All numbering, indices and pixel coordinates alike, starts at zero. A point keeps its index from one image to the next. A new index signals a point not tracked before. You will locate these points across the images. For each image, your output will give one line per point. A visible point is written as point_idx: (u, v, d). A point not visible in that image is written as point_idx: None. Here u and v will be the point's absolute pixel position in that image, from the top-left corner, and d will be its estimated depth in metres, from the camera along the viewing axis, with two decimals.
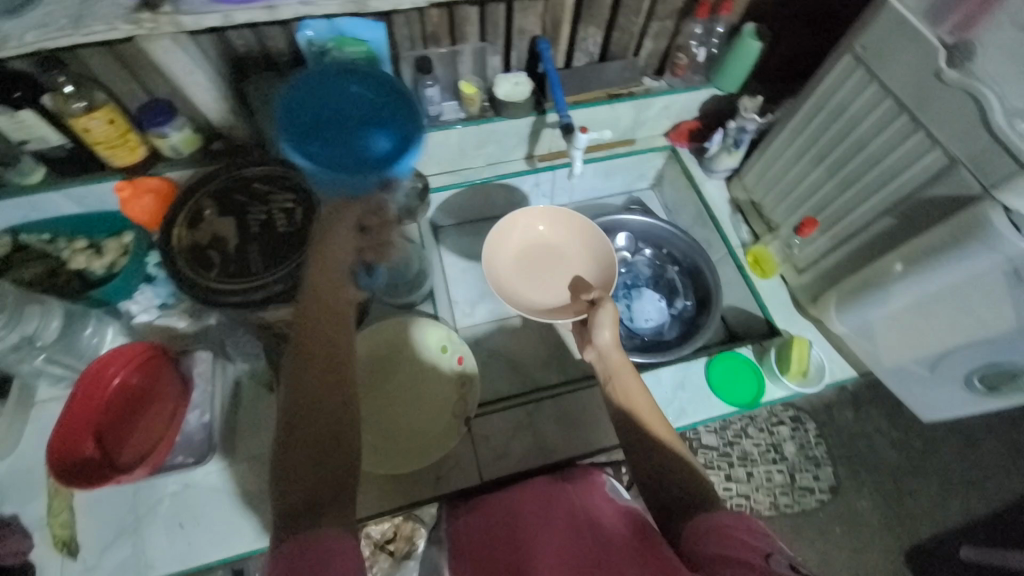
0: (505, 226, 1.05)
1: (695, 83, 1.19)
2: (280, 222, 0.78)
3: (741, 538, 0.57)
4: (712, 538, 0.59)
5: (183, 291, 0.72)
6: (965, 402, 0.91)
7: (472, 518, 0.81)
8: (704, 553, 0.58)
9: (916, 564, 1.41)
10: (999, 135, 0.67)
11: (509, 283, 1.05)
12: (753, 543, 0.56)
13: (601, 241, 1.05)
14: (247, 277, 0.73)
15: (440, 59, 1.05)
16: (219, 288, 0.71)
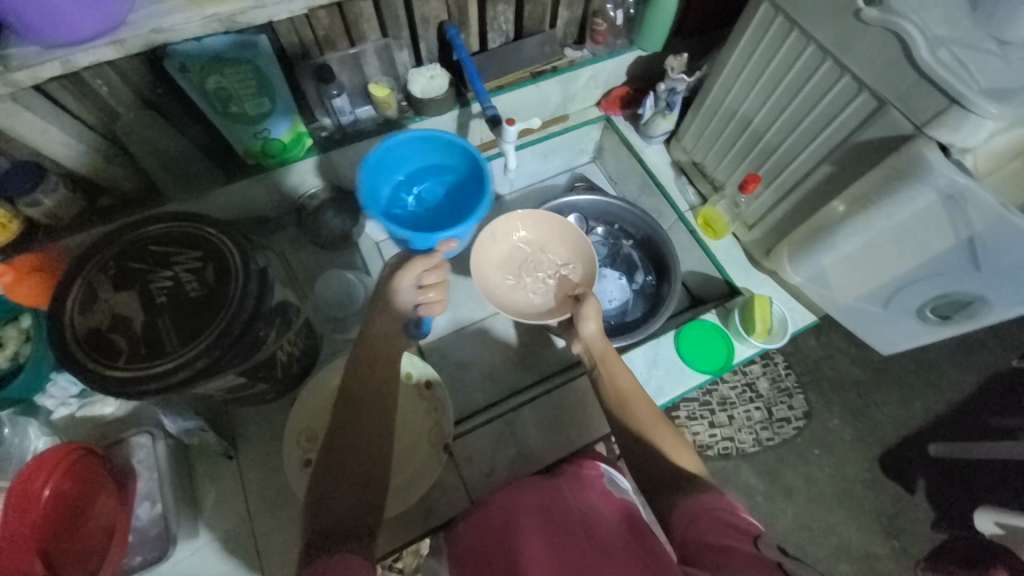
0: (485, 239, 0.99)
1: (618, 48, 1.13)
2: (190, 287, 0.69)
3: (727, 523, 0.57)
4: (699, 528, 0.57)
5: (89, 384, 0.63)
6: (920, 332, 0.93)
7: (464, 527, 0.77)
8: (692, 543, 0.57)
9: (892, 468, 1.49)
10: (924, 71, 0.66)
11: (497, 293, 0.99)
12: (740, 526, 0.56)
13: (578, 239, 1.00)
14: (161, 358, 0.64)
15: (342, 63, 0.95)
16: (132, 376, 0.63)
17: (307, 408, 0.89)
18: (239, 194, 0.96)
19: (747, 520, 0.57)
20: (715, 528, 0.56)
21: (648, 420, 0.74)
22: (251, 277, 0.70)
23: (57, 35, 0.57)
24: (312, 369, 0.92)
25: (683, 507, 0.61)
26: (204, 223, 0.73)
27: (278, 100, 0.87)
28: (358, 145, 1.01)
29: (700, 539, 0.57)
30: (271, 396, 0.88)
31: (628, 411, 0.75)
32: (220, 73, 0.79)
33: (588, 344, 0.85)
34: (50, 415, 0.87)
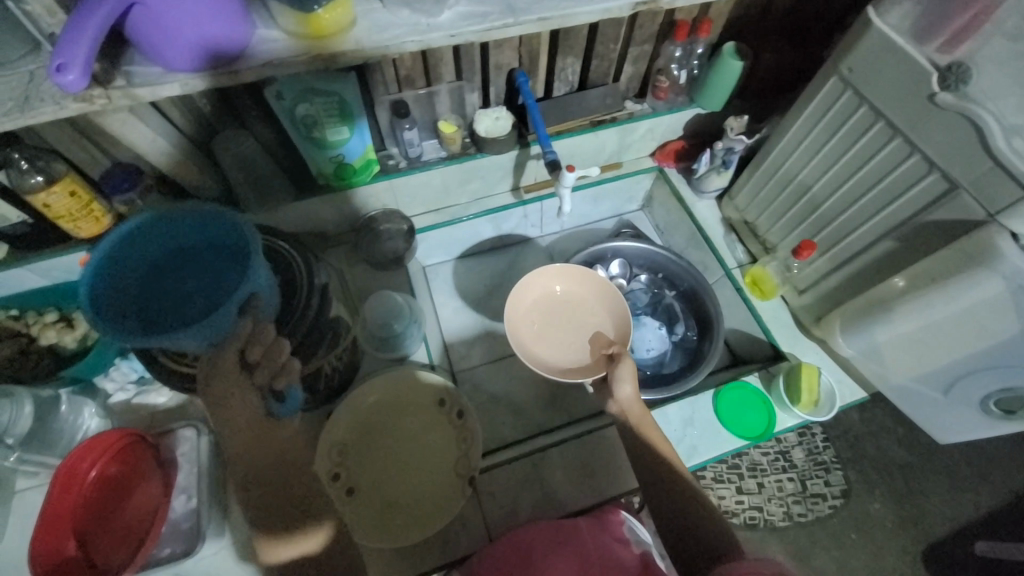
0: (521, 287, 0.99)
1: (678, 105, 1.16)
2: None
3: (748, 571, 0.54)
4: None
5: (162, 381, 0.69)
6: (983, 425, 0.88)
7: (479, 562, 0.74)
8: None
9: (937, 566, 1.36)
10: (1001, 158, 0.65)
11: (529, 346, 0.97)
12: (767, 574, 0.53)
13: (614, 299, 0.98)
14: None
15: (417, 101, 1.02)
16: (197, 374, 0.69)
17: (343, 422, 0.92)
18: (307, 211, 1.03)
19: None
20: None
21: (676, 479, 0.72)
22: (315, 291, 0.76)
23: (180, 59, 0.63)
24: (353, 384, 0.95)
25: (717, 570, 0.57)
26: (279, 239, 0.80)
27: (356, 129, 0.94)
28: (422, 175, 1.07)
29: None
30: (311, 405, 0.91)
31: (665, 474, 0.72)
32: (310, 102, 0.86)
33: (623, 408, 0.80)
34: (107, 398, 0.93)
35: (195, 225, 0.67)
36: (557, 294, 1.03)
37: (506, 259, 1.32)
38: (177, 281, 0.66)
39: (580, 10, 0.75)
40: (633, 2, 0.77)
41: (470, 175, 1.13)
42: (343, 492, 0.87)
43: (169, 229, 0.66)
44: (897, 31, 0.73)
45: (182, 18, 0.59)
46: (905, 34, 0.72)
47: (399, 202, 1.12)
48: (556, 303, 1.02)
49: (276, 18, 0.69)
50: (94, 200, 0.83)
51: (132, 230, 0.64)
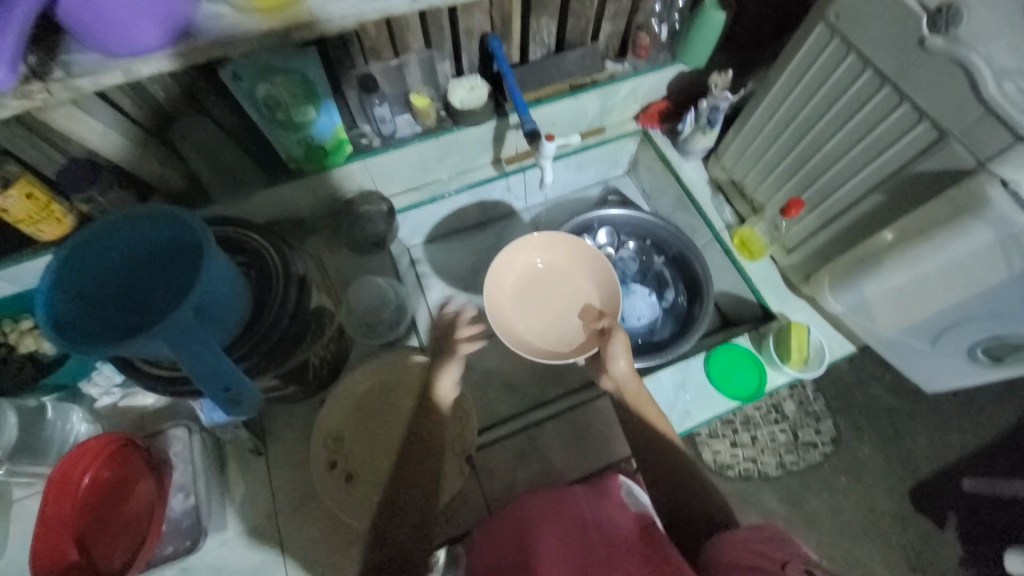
0: (502, 264, 0.97)
1: (660, 62, 1.11)
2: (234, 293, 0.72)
3: (755, 550, 0.53)
4: (732, 555, 0.54)
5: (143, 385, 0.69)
6: (969, 372, 0.89)
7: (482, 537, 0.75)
8: (721, 568, 0.54)
9: (924, 502, 1.42)
10: (991, 103, 0.63)
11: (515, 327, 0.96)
12: (771, 553, 0.51)
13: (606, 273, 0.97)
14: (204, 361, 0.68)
15: (385, 74, 0.96)
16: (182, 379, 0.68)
17: (336, 411, 0.92)
18: (281, 198, 0.99)
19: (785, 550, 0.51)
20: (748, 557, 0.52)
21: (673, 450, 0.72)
22: (292, 282, 0.74)
23: (121, 45, 0.58)
24: (343, 372, 0.94)
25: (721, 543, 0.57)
26: (250, 230, 0.77)
27: (323, 108, 0.88)
28: (398, 153, 1.03)
29: (731, 562, 0.54)
30: (302, 395, 0.90)
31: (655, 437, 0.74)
32: (270, 81, 0.81)
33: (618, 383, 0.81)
34: (93, 403, 0.92)
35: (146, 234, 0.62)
36: (540, 269, 1.01)
37: (492, 234, 1.30)
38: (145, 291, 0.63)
39: None
40: None
41: (448, 150, 1.08)
42: (342, 479, 0.88)
43: (115, 244, 0.61)
44: None
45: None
46: None
47: (376, 181, 1.08)
48: (541, 279, 1.00)
49: None
50: (52, 200, 0.79)
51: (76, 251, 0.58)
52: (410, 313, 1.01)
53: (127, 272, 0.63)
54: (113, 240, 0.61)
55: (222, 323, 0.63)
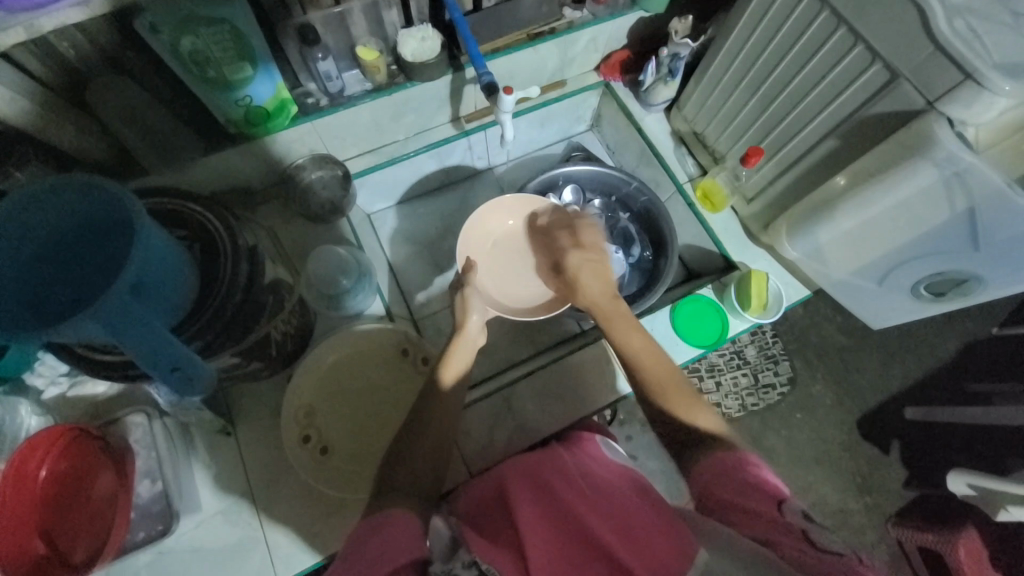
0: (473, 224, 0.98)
1: (619, 8, 1.07)
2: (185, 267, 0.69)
3: (749, 483, 0.55)
4: (719, 478, 0.58)
5: (91, 373, 0.65)
6: (912, 308, 0.95)
7: (466, 494, 0.73)
8: (710, 493, 0.57)
9: (870, 430, 1.54)
10: (941, 42, 0.63)
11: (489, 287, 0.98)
12: (764, 490, 0.54)
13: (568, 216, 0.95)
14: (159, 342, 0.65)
15: (327, 24, 0.89)
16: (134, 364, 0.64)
17: (306, 384, 0.90)
18: (224, 166, 0.93)
19: (774, 486, 0.55)
20: (738, 491, 0.55)
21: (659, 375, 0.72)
22: (240, 255, 0.69)
23: None
24: (310, 346, 0.92)
25: (704, 469, 0.60)
26: (189, 201, 0.71)
27: (259, 62, 0.81)
28: (348, 113, 0.96)
29: (721, 488, 0.57)
30: (267, 372, 0.87)
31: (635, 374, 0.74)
32: (195, 33, 0.73)
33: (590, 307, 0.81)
34: (40, 394, 0.85)
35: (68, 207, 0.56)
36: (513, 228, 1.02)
37: (455, 197, 1.26)
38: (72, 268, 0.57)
39: None
40: None
41: (402, 108, 1.03)
42: (317, 452, 0.87)
43: (35, 216, 0.54)
44: None
45: None
46: None
47: (327, 144, 1.02)
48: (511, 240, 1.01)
49: None
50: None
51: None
52: (375, 281, 0.98)
53: (52, 248, 0.56)
54: (33, 211, 0.54)
55: (164, 302, 0.58)
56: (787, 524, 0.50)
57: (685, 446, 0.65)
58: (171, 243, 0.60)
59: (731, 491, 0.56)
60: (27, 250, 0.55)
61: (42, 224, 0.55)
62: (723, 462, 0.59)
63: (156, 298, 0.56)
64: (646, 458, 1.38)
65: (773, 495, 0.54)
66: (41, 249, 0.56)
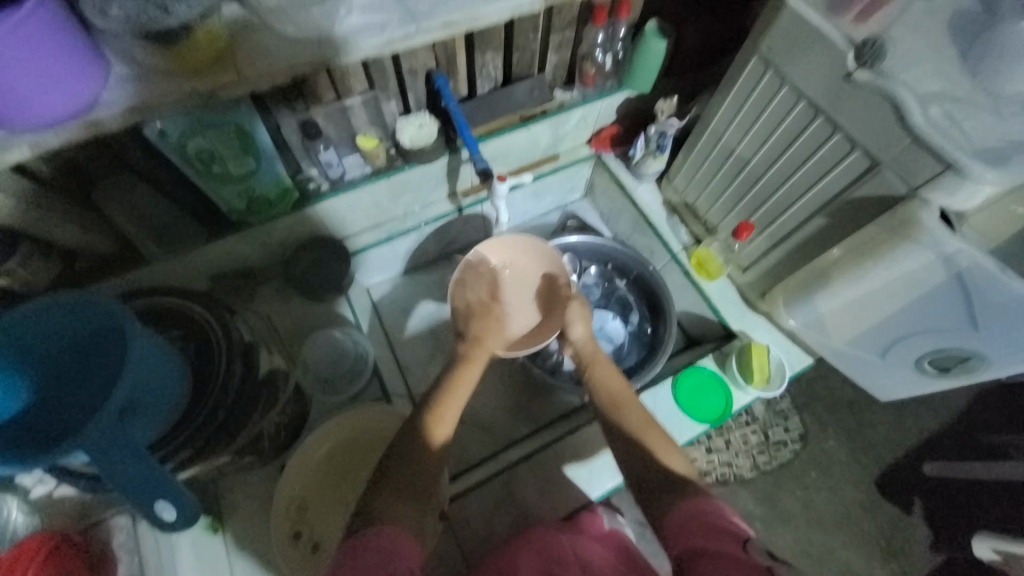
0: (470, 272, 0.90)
1: (607, 90, 1.12)
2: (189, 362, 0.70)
3: (718, 527, 0.55)
4: (682, 521, 0.58)
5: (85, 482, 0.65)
6: (918, 383, 0.92)
7: None
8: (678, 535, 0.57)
9: (888, 489, 1.47)
10: (919, 135, 0.66)
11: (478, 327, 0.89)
12: (732, 530, 0.55)
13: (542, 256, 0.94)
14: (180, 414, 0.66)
15: (328, 116, 0.93)
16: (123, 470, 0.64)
17: (298, 475, 0.87)
18: (225, 252, 0.94)
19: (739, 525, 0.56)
20: (705, 528, 0.56)
21: (639, 425, 0.72)
22: (235, 355, 0.71)
23: (25, 119, 0.54)
24: (305, 431, 0.90)
25: (672, 514, 0.60)
26: (188, 300, 0.73)
27: (263, 161, 0.84)
28: (348, 197, 0.99)
29: (691, 532, 0.56)
30: (258, 462, 0.85)
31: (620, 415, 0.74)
32: (202, 135, 0.76)
33: (578, 349, 0.85)
34: (29, 492, 0.78)
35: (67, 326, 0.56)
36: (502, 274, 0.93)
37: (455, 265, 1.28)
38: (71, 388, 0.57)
39: (488, 8, 0.71)
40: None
41: (400, 189, 1.06)
42: (309, 550, 0.82)
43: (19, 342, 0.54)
44: (811, 9, 0.72)
45: (22, 79, 0.50)
46: (820, 11, 0.72)
47: (327, 225, 1.04)
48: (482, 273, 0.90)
49: (133, 51, 0.59)
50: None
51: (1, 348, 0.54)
52: (372, 363, 0.99)
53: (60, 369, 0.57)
54: (17, 336, 0.54)
55: (155, 416, 0.59)
56: (754, 563, 0.51)
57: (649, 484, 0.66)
58: (166, 355, 0.61)
59: (696, 531, 0.56)
60: (14, 373, 0.55)
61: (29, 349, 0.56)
62: (695, 504, 0.59)
63: (141, 413, 0.55)
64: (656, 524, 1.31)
65: (739, 534, 0.54)
66: (27, 373, 0.56)
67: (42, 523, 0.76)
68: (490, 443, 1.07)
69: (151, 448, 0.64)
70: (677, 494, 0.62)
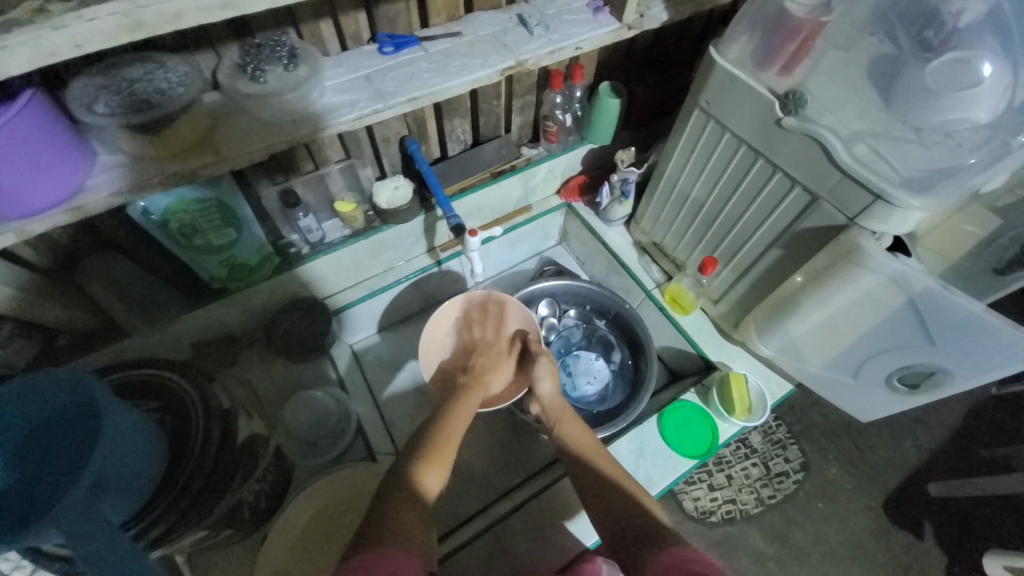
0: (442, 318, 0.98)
1: (570, 144, 1.21)
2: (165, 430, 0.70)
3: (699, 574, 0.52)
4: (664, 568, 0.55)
5: (53, 569, 0.62)
6: (894, 402, 0.94)
7: None
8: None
9: (897, 515, 1.43)
10: (847, 169, 0.72)
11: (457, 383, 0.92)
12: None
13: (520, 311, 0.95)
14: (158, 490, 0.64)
15: (308, 185, 0.98)
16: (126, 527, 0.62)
17: (279, 548, 0.84)
18: (206, 318, 0.95)
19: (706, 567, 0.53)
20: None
21: (616, 476, 0.73)
22: (213, 419, 0.71)
23: (9, 208, 0.57)
24: (288, 499, 0.88)
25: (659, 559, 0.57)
26: (166, 370, 0.74)
27: (243, 230, 0.88)
28: (329, 258, 1.03)
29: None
30: (239, 536, 0.82)
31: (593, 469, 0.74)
32: (183, 210, 0.79)
33: (546, 405, 0.86)
34: None
35: (52, 399, 0.58)
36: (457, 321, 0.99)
37: None
38: (55, 460, 0.56)
39: (449, 83, 0.78)
40: (500, 69, 0.81)
41: (380, 248, 1.10)
42: None
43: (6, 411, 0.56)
44: (736, 67, 0.81)
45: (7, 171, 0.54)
46: (744, 68, 0.80)
47: (310, 287, 1.06)
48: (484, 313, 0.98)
49: (118, 141, 0.64)
50: None
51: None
52: (355, 420, 0.99)
53: (45, 443, 0.58)
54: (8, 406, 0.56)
55: (122, 492, 0.58)
56: None
57: (638, 538, 0.63)
58: (141, 424, 0.62)
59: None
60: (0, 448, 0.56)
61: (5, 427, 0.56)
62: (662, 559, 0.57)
63: (108, 487, 0.55)
64: None
65: None
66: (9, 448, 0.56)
67: None
68: (483, 496, 1.05)
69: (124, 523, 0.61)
70: (660, 543, 0.60)
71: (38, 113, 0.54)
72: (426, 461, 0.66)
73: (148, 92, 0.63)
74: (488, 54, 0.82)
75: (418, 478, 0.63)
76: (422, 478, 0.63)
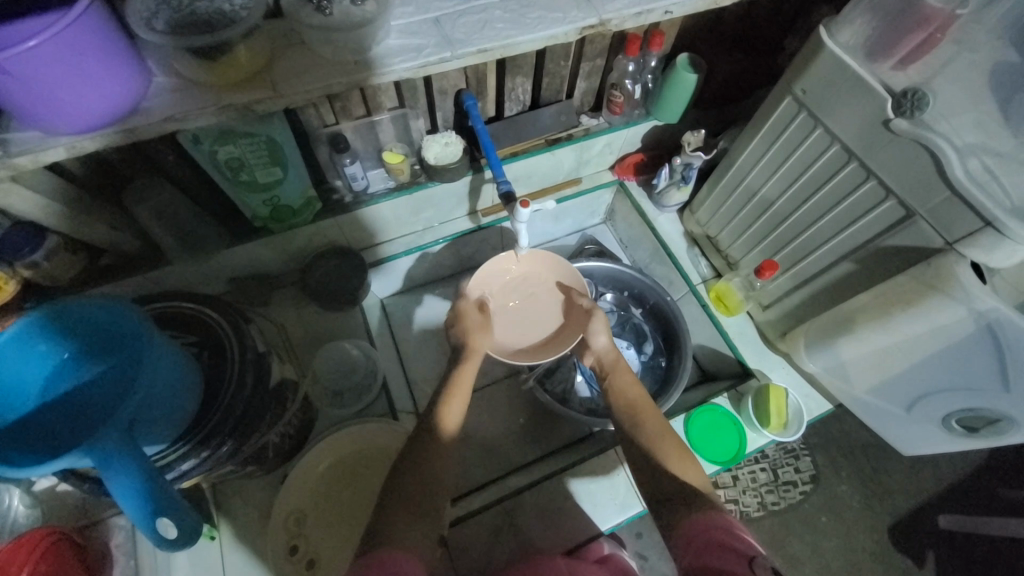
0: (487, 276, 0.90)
1: (634, 118, 1.12)
2: (204, 363, 0.71)
3: (725, 540, 0.52)
4: (692, 530, 0.55)
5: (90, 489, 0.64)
6: (945, 441, 0.88)
7: None
8: (687, 538, 0.55)
9: (902, 540, 1.39)
10: (959, 187, 0.64)
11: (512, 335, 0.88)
12: (736, 547, 0.51)
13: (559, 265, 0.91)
14: (197, 424, 0.66)
15: (357, 131, 0.94)
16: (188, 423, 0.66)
17: (297, 489, 0.87)
18: (247, 256, 0.95)
19: (743, 540, 0.52)
20: (708, 549, 0.52)
21: (658, 435, 0.70)
22: (248, 363, 0.71)
23: (63, 124, 0.56)
24: (310, 442, 0.90)
25: (687, 521, 0.57)
26: (204, 306, 0.75)
27: (291, 170, 0.85)
28: (370, 210, 1.00)
29: (698, 543, 0.54)
30: (261, 470, 0.84)
31: (639, 427, 0.72)
32: (232, 144, 0.76)
33: (600, 358, 0.81)
34: (32, 484, 0.79)
35: (91, 326, 0.58)
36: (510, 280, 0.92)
37: None
38: (90, 388, 0.59)
39: (523, 37, 0.71)
40: (580, 27, 0.73)
41: (422, 205, 1.06)
42: (304, 566, 0.82)
43: (59, 330, 0.57)
44: (850, 53, 0.71)
45: (63, 86, 0.52)
46: (857, 55, 0.70)
47: (347, 237, 1.04)
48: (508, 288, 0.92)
49: (175, 64, 0.61)
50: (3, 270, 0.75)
51: (41, 334, 0.56)
52: (382, 377, 0.99)
53: (82, 365, 0.59)
54: (57, 327, 0.56)
55: (156, 427, 0.60)
56: None
57: (671, 497, 0.63)
58: (181, 362, 0.63)
59: (709, 545, 0.53)
60: (56, 360, 0.59)
61: (47, 341, 0.57)
62: (705, 521, 0.56)
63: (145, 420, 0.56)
64: (657, 559, 1.19)
65: (744, 551, 0.50)
66: (61, 358, 0.59)
67: (43, 516, 0.77)
68: (494, 466, 1.05)
69: (163, 449, 0.63)
70: (700, 504, 0.59)
71: (94, 23, 0.51)
72: (447, 400, 0.72)
73: (210, 13, 0.58)
74: (569, 9, 0.74)
75: (443, 417, 0.69)
76: (445, 416, 0.69)
